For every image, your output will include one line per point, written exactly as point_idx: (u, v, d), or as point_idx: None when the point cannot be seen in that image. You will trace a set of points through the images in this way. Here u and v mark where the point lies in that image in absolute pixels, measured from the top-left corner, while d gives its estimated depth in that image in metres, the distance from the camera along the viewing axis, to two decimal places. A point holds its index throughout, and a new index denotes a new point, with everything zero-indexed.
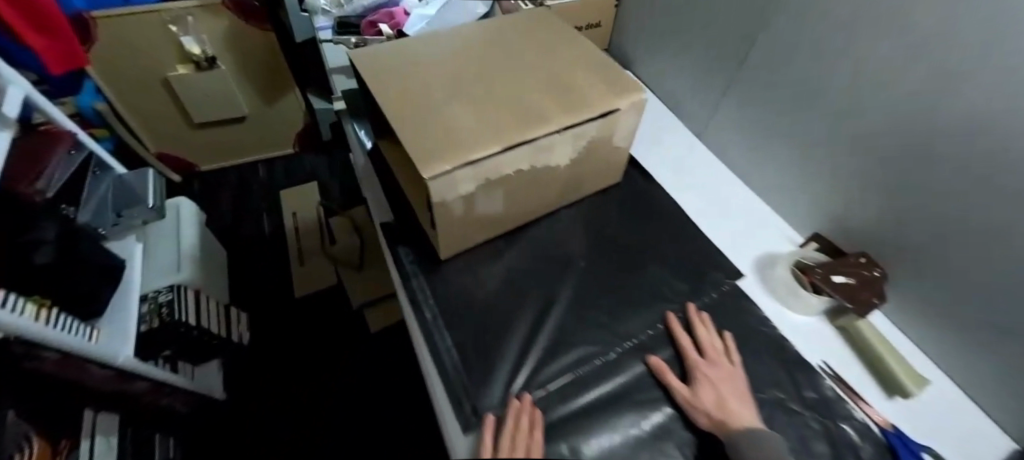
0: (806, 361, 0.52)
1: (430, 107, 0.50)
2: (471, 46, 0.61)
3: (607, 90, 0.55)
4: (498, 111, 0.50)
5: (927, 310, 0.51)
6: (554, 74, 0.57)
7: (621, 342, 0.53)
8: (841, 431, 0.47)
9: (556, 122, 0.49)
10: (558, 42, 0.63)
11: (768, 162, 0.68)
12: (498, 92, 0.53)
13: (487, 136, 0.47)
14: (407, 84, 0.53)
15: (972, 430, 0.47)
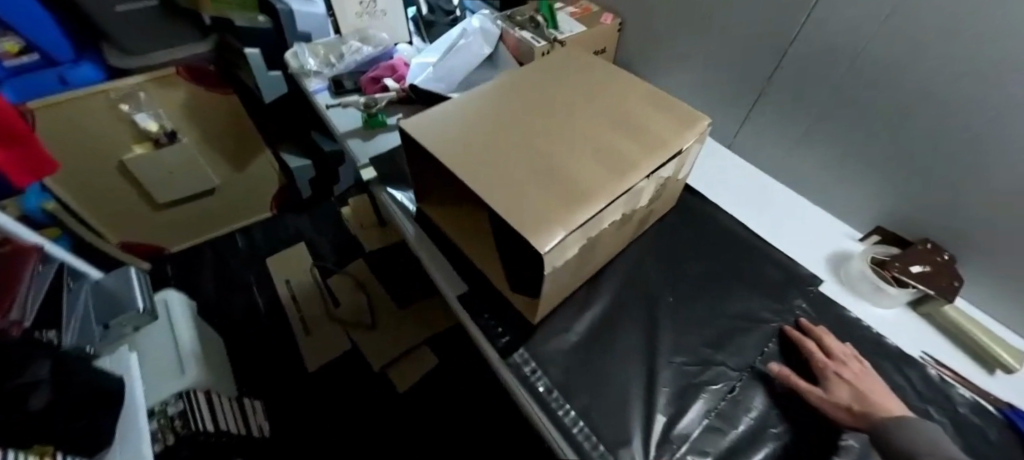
0: (907, 355, 0.54)
1: (512, 173, 0.48)
2: (515, 96, 0.60)
3: (670, 123, 0.55)
4: (579, 164, 0.50)
5: (993, 283, 0.55)
6: (611, 115, 0.57)
7: (737, 374, 0.52)
8: (964, 415, 0.49)
9: (639, 167, 0.49)
10: (596, 79, 0.63)
11: (805, 166, 0.70)
12: (567, 143, 0.53)
13: (583, 194, 0.46)
14: (475, 151, 0.51)
15: None
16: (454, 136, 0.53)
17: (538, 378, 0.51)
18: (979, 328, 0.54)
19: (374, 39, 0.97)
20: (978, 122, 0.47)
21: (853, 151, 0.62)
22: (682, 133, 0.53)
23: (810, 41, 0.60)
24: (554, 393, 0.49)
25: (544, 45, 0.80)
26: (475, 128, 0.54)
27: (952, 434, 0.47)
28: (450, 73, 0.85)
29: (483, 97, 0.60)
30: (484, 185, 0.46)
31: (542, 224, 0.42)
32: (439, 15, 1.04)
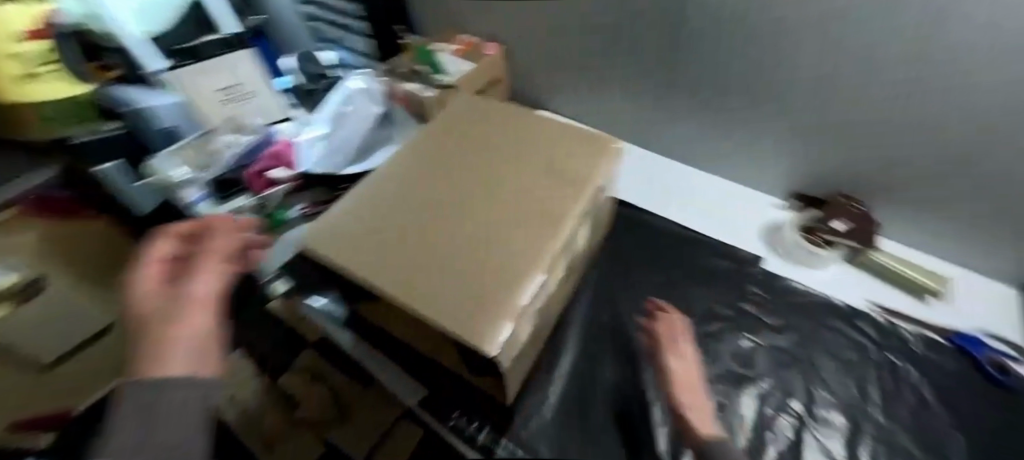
0: (856, 308, 0.56)
1: (439, 265, 0.43)
2: (418, 163, 0.54)
3: (583, 154, 0.54)
4: (507, 231, 0.46)
5: (899, 218, 0.60)
6: (523, 160, 0.53)
7: (716, 384, 0.51)
8: (921, 352, 0.52)
9: (566, 217, 0.47)
10: (497, 119, 0.60)
11: (717, 151, 0.71)
12: (487, 207, 0.49)
13: (520, 269, 0.43)
14: (393, 248, 0.45)
15: (989, 296, 0.56)
16: (364, 237, 0.46)
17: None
18: (908, 266, 0.57)
19: (249, 123, 0.77)
20: (878, 75, 0.48)
21: (761, 126, 0.63)
22: (597, 166, 0.52)
23: (694, 36, 0.58)
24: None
25: (437, 93, 0.75)
26: (385, 218, 0.48)
27: (914, 373, 0.50)
28: (342, 146, 0.78)
29: (383, 173, 0.53)
30: (413, 294, 0.41)
31: (487, 325, 0.38)
32: (314, 81, 0.93)
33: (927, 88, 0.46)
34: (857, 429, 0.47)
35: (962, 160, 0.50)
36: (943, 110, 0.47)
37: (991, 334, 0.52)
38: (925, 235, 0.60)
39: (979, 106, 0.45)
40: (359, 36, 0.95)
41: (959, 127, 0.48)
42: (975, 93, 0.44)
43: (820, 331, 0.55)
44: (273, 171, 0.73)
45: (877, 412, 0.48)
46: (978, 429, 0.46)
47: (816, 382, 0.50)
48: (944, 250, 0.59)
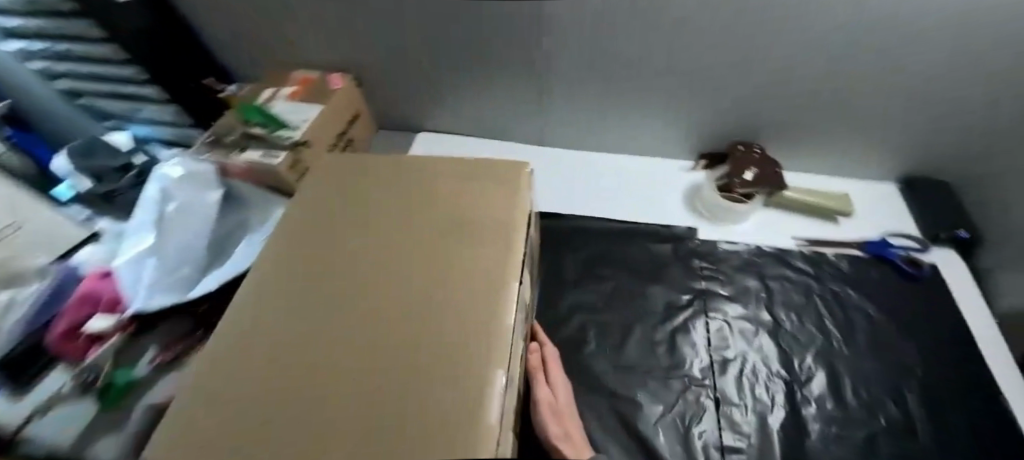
0: (788, 249, 0.58)
1: (354, 394, 0.28)
2: (289, 264, 0.39)
3: (503, 189, 0.42)
4: (440, 307, 0.33)
5: (795, 151, 0.64)
6: (427, 211, 0.41)
7: (703, 382, 0.48)
8: (849, 270, 0.55)
9: (508, 260, 0.36)
10: (380, 172, 0.47)
11: (618, 129, 0.68)
12: (402, 288, 0.35)
13: (475, 350, 0.29)
14: (273, 399, 0.28)
15: (875, 198, 0.62)
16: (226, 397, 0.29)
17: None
18: (814, 194, 0.59)
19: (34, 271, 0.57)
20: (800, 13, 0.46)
21: (673, 92, 0.59)
22: (517, 187, 0.42)
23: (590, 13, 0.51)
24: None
25: (284, 156, 0.58)
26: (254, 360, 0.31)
27: (853, 294, 0.53)
28: (183, 261, 0.58)
29: (242, 294, 0.37)
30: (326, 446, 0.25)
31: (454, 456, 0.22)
32: (111, 178, 0.69)
33: (832, 19, 0.46)
34: (834, 372, 0.48)
35: (861, 82, 0.52)
36: (833, 40, 0.48)
37: (894, 233, 0.57)
38: (815, 157, 0.64)
39: (890, 26, 0.45)
40: (156, 107, 0.72)
41: (866, 51, 0.49)
42: (890, 12, 0.44)
43: (770, 284, 0.55)
44: (90, 323, 0.54)
45: (840, 346, 0.50)
46: (917, 327, 0.50)
47: (784, 338, 0.51)
48: (831, 169, 0.65)
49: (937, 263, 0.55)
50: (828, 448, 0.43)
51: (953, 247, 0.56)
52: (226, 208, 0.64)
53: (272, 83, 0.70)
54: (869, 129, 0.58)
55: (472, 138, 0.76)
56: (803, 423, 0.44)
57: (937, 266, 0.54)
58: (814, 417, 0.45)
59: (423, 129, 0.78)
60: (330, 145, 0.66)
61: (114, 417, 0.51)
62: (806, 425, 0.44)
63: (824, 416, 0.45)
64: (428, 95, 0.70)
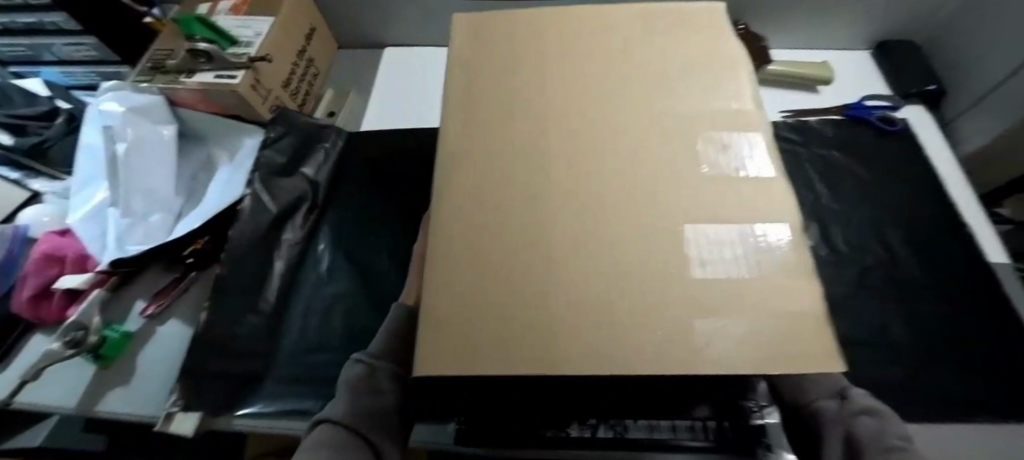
0: (774, 122, 0.59)
1: (630, 266, 0.31)
2: (480, 149, 0.39)
3: (699, 73, 0.41)
4: (674, 180, 0.35)
5: (775, 25, 0.63)
6: (622, 88, 0.42)
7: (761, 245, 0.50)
8: (832, 134, 0.58)
9: (749, 121, 0.38)
10: (547, 44, 0.46)
11: None
12: (635, 172, 0.36)
13: (752, 217, 0.33)
14: (540, 277, 0.32)
15: (852, 66, 0.64)
16: (460, 286, 0.32)
17: (862, 396, 0.35)
18: (795, 65, 0.60)
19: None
20: None
21: None
22: (728, 62, 0.42)
23: None
24: (879, 409, 0.34)
25: (243, 75, 0.51)
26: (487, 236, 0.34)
27: (836, 154, 0.56)
28: (151, 209, 0.53)
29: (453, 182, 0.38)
30: (617, 315, 0.29)
31: (772, 319, 0.28)
32: (33, 129, 0.61)
33: None
34: (825, 224, 0.52)
35: None
36: None
37: (871, 96, 0.59)
38: (795, 28, 0.63)
39: None
40: (64, 41, 0.61)
41: None
42: None
43: None
44: (61, 280, 0.49)
45: (828, 201, 0.53)
46: (894, 175, 0.54)
47: None
48: (808, 40, 0.65)
49: (908, 118, 0.58)
50: (823, 289, 0.48)
51: (921, 103, 0.60)
52: (186, 147, 0.59)
53: None
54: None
55: (444, 47, 0.70)
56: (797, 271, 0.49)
57: (910, 122, 0.58)
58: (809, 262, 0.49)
59: (387, 42, 0.71)
60: (291, 63, 0.59)
61: (113, 371, 0.48)
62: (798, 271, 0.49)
63: (818, 261, 0.49)
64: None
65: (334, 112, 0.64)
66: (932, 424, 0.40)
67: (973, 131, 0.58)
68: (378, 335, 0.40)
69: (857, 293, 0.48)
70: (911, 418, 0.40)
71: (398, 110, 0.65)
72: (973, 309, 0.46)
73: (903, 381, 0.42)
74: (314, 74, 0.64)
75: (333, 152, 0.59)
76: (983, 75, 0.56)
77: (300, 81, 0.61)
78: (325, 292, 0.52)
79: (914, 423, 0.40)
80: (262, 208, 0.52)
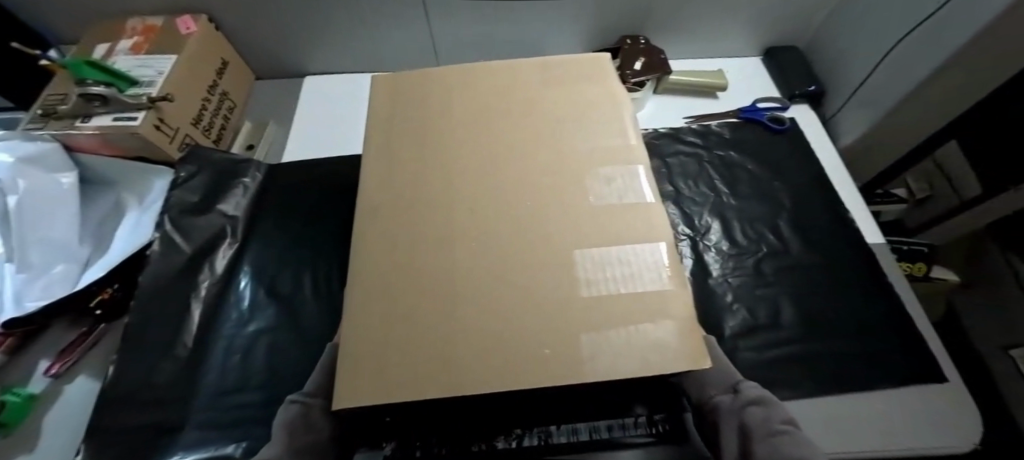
0: (678, 127, 0.63)
1: (524, 299, 0.33)
2: (392, 189, 0.41)
3: (596, 106, 0.44)
4: (571, 207, 0.38)
5: (673, 38, 0.68)
6: (526, 121, 0.44)
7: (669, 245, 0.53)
8: (730, 135, 0.62)
9: (636, 153, 0.40)
10: (456, 82, 0.48)
11: (511, 37, 0.67)
12: (536, 201, 0.38)
13: (637, 238, 0.35)
14: (448, 310, 0.33)
15: (745, 72, 0.70)
16: (375, 323, 0.33)
17: (751, 388, 0.35)
18: (693, 74, 0.65)
19: None
20: None
21: None
22: (618, 94, 0.45)
23: None
24: (766, 398, 0.34)
25: (145, 116, 0.50)
26: (395, 277, 0.35)
27: (734, 154, 0.61)
28: (51, 262, 0.50)
29: (368, 221, 0.39)
30: (518, 341, 0.31)
31: (650, 339, 0.30)
32: None
33: None
34: (727, 221, 0.56)
35: None
36: None
37: (761, 99, 0.64)
38: (692, 39, 0.69)
39: None
40: None
41: None
42: None
43: (667, 157, 0.61)
44: None
45: (728, 198, 0.58)
46: (786, 170, 0.59)
47: (685, 203, 0.57)
48: (704, 51, 0.71)
49: (795, 117, 0.64)
50: (727, 281, 0.51)
51: (806, 102, 0.66)
52: (94, 194, 0.57)
53: (99, 35, 0.58)
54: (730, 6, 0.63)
55: (365, 74, 0.71)
56: (707, 266, 0.53)
57: (797, 120, 0.63)
58: (715, 257, 0.53)
59: (309, 72, 0.71)
60: (202, 100, 0.58)
61: (11, 440, 0.44)
62: (708, 265, 0.53)
63: (722, 256, 0.53)
64: (303, 29, 0.64)
65: (254, 145, 0.63)
66: (822, 397, 0.44)
67: (848, 124, 0.65)
68: (313, 374, 0.38)
69: (759, 280, 0.51)
70: (806, 391, 0.44)
71: (320, 139, 0.65)
72: (850, 288, 0.51)
73: (794, 357, 0.46)
74: (230, 108, 0.63)
75: (253, 188, 0.58)
76: (849, 76, 0.63)
77: (213, 117, 0.60)
78: (247, 330, 0.50)
79: (812, 397, 0.44)
80: (173, 248, 0.50)
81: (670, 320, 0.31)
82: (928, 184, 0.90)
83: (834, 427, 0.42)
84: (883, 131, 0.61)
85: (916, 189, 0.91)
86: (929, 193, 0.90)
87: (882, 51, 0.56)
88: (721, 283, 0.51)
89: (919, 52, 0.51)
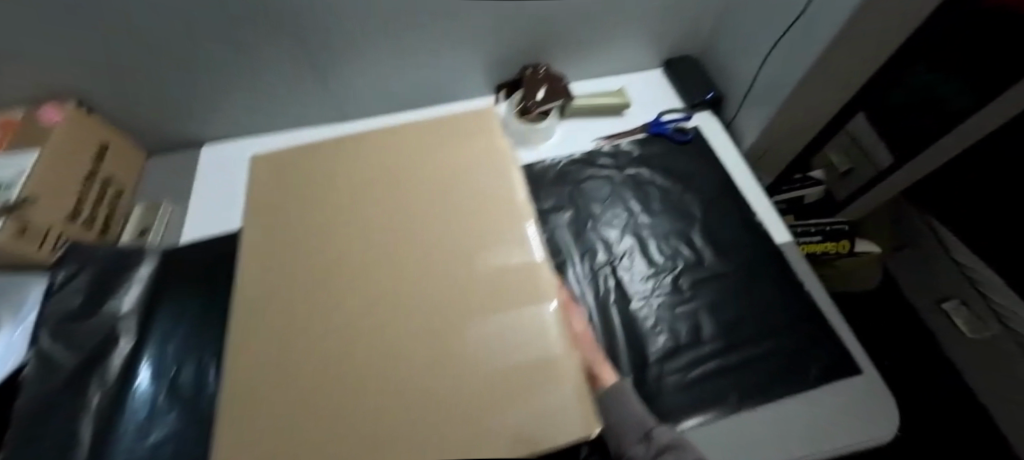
0: (590, 150, 0.64)
1: (413, 390, 0.30)
2: (270, 277, 0.38)
3: (483, 162, 0.44)
4: (461, 275, 0.36)
5: (574, 64, 0.70)
6: (413, 186, 0.43)
7: (590, 277, 0.53)
8: (639, 151, 0.63)
9: (523, 210, 0.40)
10: (340, 151, 0.46)
11: (413, 83, 0.67)
12: (425, 274, 0.37)
13: (527, 302, 0.34)
14: (328, 409, 0.29)
15: (648, 86, 0.72)
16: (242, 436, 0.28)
17: (663, 432, 0.35)
18: (596, 96, 0.66)
19: None
20: None
21: (447, 38, 0.60)
22: (503, 147, 0.44)
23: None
24: (675, 441, 0.35)
25: (5, 223, 0.45)
26: (271, 382, 0.31)
27: (645, 171, 0.62)
28: None
29: (242, 316, 0.35)
30: (405, 436, 0.28)
31: (546, 413, 0.29)
32: None
33: None
34: (644, 242, 0.56)
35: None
36: None
37: (664, 112, 0.66)
38: (593, 63, 0.70)
39: None
40: None
41: None
42: None
43: (579, 184, 0.61)
44: None
45: (644, 219, 0.58)
46: (695, 181, 0.61)
47: (603, 229, 0.57)
48: (607, 72, 0.73)
49: (699, 125, 0.66)
50: (650, 304, 0.51)
51: (707, 108, 0.68)
52: None
53: None
54: (622, 32, 0.66)
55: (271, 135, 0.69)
56: (629, 292, 0.52)
57: (700, 129, 0.65)
58: (637, 282, 0.53)
59: (210, 141, 0.68)
60: (77, 191, 0.54)
61: None
62: (632, 289, 0.52)
63: (642, 278, 0.53)
64: (197, 103, 0.61)
65: (146, 230, 0.59)
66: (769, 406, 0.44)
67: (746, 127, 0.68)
68: None
69: (679, 298, 0.51)
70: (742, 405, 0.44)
71: (225, 211, 0.62)
72: (768, 296, 0.52)
73: (724, 375, 0.46)
74: (116, 196, 0.60)
75: (148, 280, 0.54)
76: (739, 83, 0.66)
77: (95, 208, 0.56)
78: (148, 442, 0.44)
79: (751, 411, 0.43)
80: (50, 366, 0.45)
81: (563, 386, 0.30)
82: (849, 156, 0.91)
83: (782, 433, 0.42)
84: (776, 133, 0.64)
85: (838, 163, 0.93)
86: (851, 166, 0.92)
87: (763, 52, 0.59)
88: (642, 309, 0.51)
89: (789, 63, 0.55)
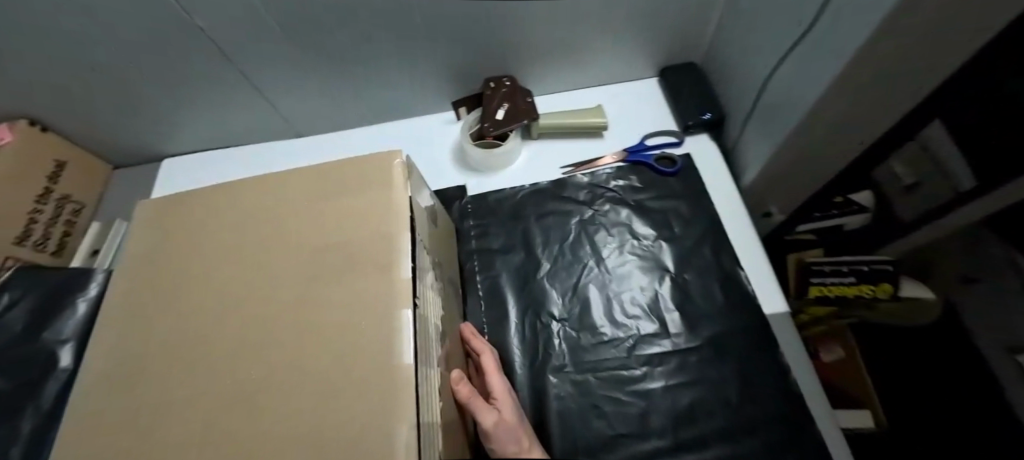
0: (557, 180, 0.55)
1: None
2: (135, 348, 0.34)
3: (372, 214, 0.35)
4: (311, 372, 0.29)
5: (548, 76, 0.60)
6: (294, 242, 0.36)
7: (529, 339, 0.46)
8: (614, 182, 0.54)
9: (402, 288, 0.31)
10: (235, 192, 0.41)
11: (365, 101, 0.60)
12: (274, 364, 0.30)
13: (369, 421, 0.26)
14: None
15: (637, 101, 0.61)
16: None
17: None
18: (569, 115, 0.57)
19: None
20: None
21: (392, 57, 0.53)
22: (399, 196, 0.35)
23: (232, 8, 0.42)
24: None
25: None
26: None
27: (618, 210, 0.52)
28: None
29: (99, 395, 0.33)
30: None
31: None
32: None
33: None
34: (600, 300, 0.47)
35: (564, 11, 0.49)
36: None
37: (650, 135, 0.56)
38: (571, 75, 0.60)
39: None
40: None
41: None
42: None
43: (536, 221, 0.53)
44: None
45: (605, 270, 0.49)
46: (675, 226, 0.50)
47: (554, 281, 0.49)
48: (590, 84, 0.62)
49: (690, 152, 0.56)
50: (594, 381, 0.43)
51: (705, 131, 0.57)
52: None
53: None
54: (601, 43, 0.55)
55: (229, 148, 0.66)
56: (572, 363, 0.44)
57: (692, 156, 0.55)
58: (583, 350, 0.45)
59: (172, 157, 0.67)
60: (28, 215, 0.54)
61: None
62: (575, 360, 0.44)
63: (590, 346, 0.45)
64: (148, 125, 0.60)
65: (97, 250, 0.59)
66: None
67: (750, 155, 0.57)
68: None
69: (632, 377, 0.43)
70: None
71: None
72: (747, 382, 0.42)
73: None
74: (76, 210, 0.62)
75: (95, 297, 0.51)
76: (746, 104, 0.54)
77: (47, 227, 0.57)
78: None
79: None
80: None
81: None
82: (916, 169, 0.68)
83: None
84: (784, 167, 0.53)
85: (903, 175, 0.70)
86: (918, 180, 0.69)
87: (769, 72, 0.47)
88: (584, 387, 0.43)
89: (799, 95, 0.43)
